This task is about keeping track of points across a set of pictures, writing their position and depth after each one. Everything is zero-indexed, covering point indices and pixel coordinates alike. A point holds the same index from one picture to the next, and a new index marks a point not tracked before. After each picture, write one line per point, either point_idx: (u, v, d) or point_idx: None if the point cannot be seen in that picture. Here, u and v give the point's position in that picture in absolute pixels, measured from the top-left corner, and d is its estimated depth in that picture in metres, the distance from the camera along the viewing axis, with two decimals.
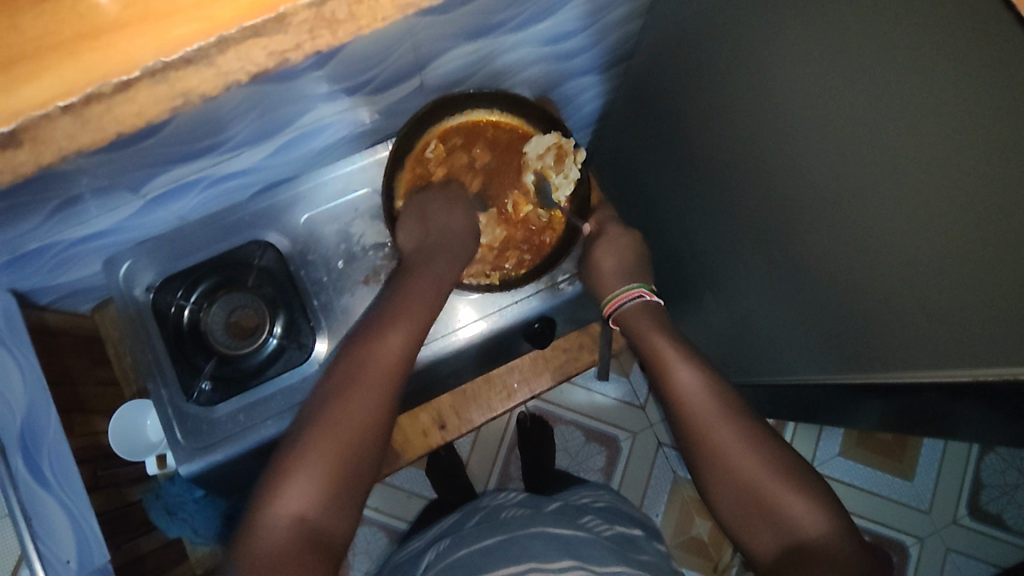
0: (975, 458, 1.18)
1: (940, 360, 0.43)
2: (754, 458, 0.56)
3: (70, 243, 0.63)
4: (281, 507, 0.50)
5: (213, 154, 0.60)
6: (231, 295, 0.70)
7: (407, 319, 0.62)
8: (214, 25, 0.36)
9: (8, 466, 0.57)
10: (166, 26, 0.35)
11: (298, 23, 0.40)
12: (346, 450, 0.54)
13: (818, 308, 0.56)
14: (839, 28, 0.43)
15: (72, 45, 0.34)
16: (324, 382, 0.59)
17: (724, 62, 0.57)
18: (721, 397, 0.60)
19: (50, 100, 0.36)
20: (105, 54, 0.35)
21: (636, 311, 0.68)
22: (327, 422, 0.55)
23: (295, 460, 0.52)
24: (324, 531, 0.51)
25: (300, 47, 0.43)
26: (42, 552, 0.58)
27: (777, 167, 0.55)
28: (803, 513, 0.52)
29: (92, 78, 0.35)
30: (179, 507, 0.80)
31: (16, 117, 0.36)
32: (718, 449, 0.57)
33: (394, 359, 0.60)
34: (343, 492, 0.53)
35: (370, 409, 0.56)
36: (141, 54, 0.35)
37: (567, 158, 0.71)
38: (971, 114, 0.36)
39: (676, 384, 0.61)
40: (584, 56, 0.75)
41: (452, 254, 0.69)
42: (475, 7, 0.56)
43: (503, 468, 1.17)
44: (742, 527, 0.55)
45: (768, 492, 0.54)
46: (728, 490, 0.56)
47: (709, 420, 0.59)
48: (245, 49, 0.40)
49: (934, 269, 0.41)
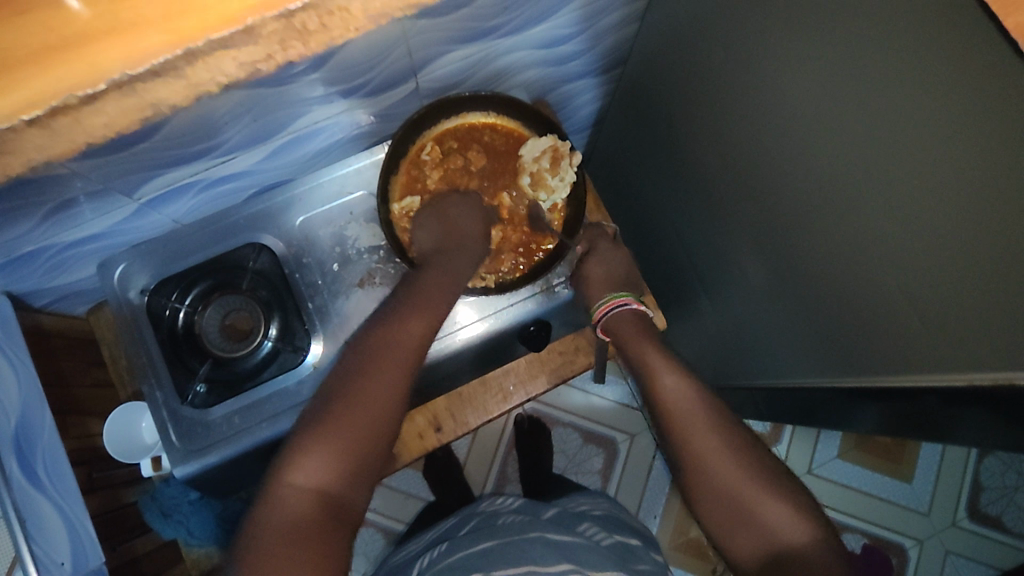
0: (974, 460, 1.18)
1: (933, 366, 0.43)
2: (734, 462, 0.56)
3: (65, 245, 0.63)
4: (301, 481, 0.50)
5: (208, 157, 0.60)
6: (226, 296, 0.70)
7: (427, 307, 0.63)
8: (181, 38, 0.33)
9: (5, 472, 0.58)
10: (136, 37, 0.33)
11: (269, 35, 0.36)
12: (367, 426, 0.54)
13: (813, 312, 0.55)
14: (833, 32, 0.43)
15: (42, 56, 0.32)
16: (347, 357, 0.59)
17: (718, 65, 0.57)
18: (704, 400, 0.60)
19: (16, 113, 0.33)
20: (72, 66, 0.33)
21: (620, 319, 0.69)
22: (349, 397, 0.55)
23: (318, 432, 0.53)
24: (341, 505, 0.51)
25: (274, 59, 0.39)
26: (36, 553, 0.58)
27: (771, 171, 0.54)
28: (783, 520, 0.52)
29: (58, 91, 0.33)
30: (175, 508, 0.78)
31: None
32: (701, 455, 0.57)
33: (412, 343, 0.60)
34: (362, 467, 0.53)
35: (392, 386, 0.56)
36: (109, 66, 0.33)
37: (563, 161, 0.70)
38: (964, 120, 0.36)
39: (659, 388, 0.62)
40: (579, 60, 0.75)
41: (460, 249, 0.68)
42: (469, 11, 0.55)
43: (501, 470, 1.17)
44: (725, 533, 0.55)
45: (746, 500, 0.54)
46: (711, 496, 0.56)
47: (688, 422, 0.58)
48: (214, 60, 0.36)
49: (926, 274, 0.41)
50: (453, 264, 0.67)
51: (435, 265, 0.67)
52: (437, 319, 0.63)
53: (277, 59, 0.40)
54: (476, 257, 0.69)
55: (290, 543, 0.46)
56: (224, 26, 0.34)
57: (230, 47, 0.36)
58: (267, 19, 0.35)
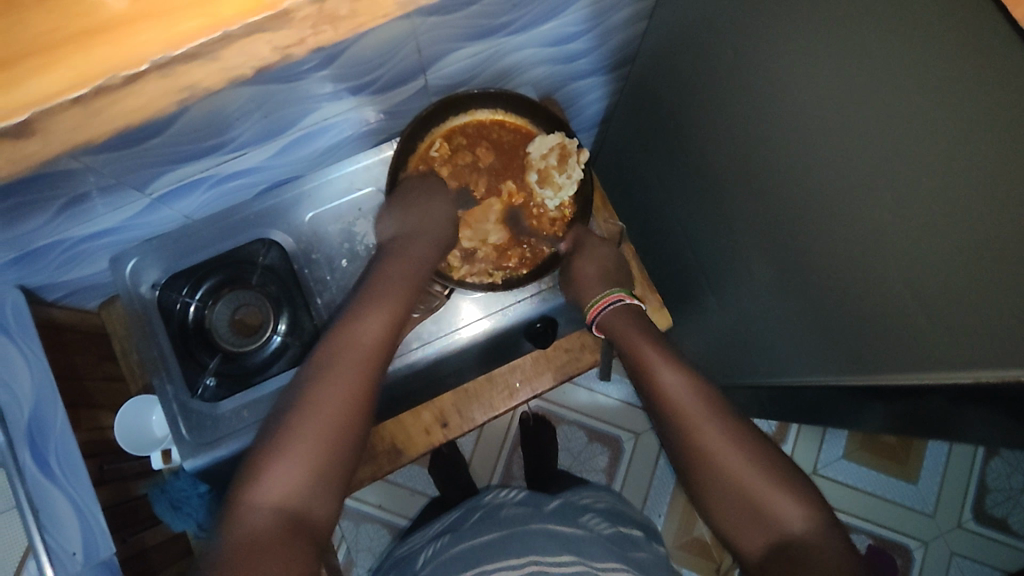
0: (980, 463, 1.19)
1: (940, 361, 0.43)
2: (741, 458, 0.56)
3: (78, 239, 0.64)
4: (259, 499, 0.50)
5: (218, 154, 0.61)
6: (236, 292, 0.71)
7: (386, 307, 0.64)
8: (218, 21, 0.34)
9: (15, 460, 0.59)
10: (170, 23, 0.34)
11: (302, 20, 0.37)
12: (325, 440, 0.54)
13: (819, 308, 0.56)
14: (841, 29, 0.43)
15: (80, 40, 0.33)
16: (304, 370, 0.60)
17: (726, 63, 0.57)
18: (704, 394, 0.60)
19: (61, 93, 0.34)
20: (112, 48, 0.34)
21: (613, 318, 0.70)
22: (304, 411, 0.55)
23: (274, 448, 0.53)
24: (304, 516, 0.51)
25: (305, 44, 0.40)
26: (50, 544, 0.61)
27: (779, 167, 0.55)
28: (790, 510, 0.53)
29: (102, 72, 0.34)
30: (184, 500, 0.78)
31: (28, 110, 0.34)
32: (712, 453, 0.57)
33: (368, 349, 0.61)
34: (323, 477, 0.53)
35: (348, 394, 0.57)
36: (148, 49, 0.34)
37: (570, 159, 0.70)
38: (969, 116, 0.37)
39: (661, 388, 0.61)
40: (587, 58, 0.75)
41: (428, 234, 0.70)
42: (478, 8, 0.56)
43: (506, 467, 1.17)
44: (732, 527, 0.55)
45: (755, 496, 0.54)
46: (717, 490, 0.56)
47: (695, 420, 0.59)
48: (249, 44, 0.37)
49: (933, 269, 0.42)
50: (414, 251, 0.69)
51: (396, 259, 0.69)
52: (398, 316, 0.64)
53: (309, 44, 0.40)
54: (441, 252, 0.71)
55: (247, 558, 0.46)
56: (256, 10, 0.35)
57: (265, 32, 0.37)
58: (301, 3, 0.36)
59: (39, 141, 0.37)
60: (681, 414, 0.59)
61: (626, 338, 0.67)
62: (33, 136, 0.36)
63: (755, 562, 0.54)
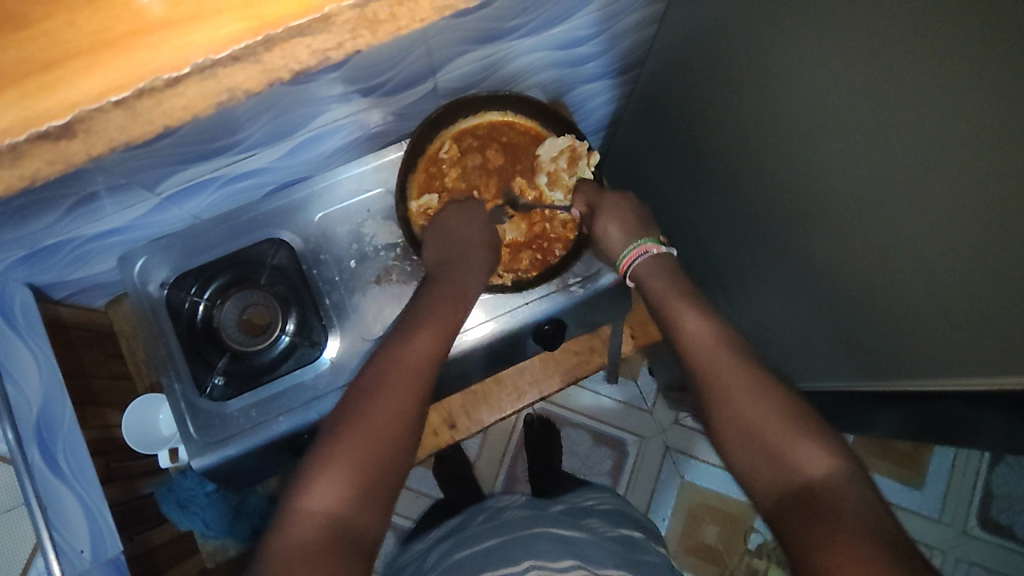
0: (985, 470, 1.19)
1: (958, 368, 0.43)
2: (766, 407, 0.54)
3: (88, 238, 0.64)
4: (308, 509, 0.51)
5: (228, 154, 0.61)
6: (244, 291, 0.71)
7: (433, 325, 0.64)
8: (262, 23, 0.33)
9: (26, 457, 0.58)
10: (216, 24, 0.32)
11: (342, 24, 0.34)
12: (373, 451, 0.54)
13: (830, 313, 0.56)
14: (855, 37, 0.44)
15: (123, 41, 0.32)
16: (358, 380, 0.60)
17: (740, 69, 0.58)
18: (727, 345, 0.60)
19: (104, 94, 0.32)
20: (157, 52, 0.32)
21: (649, 267, 0.68)
22: (356, 420, 0.56)
23: (325, 457, 0.53)
24: (355, 525, 0.51)
25: (343, 50, 0.36)
26: (57, 541, 0.59)
27: (792, 172, 0.55)
28: (808, 455, 0.51)
29: (145, 73, 0.32)
30: (192, 499, 0.80)
31: (71, 110, 0.32)
32: (728, 399, 0.56)
33: (417, 364, 0.60)
34: (374, 487, 0.53)
35: (399, 406, 0.57)
36: (193, 50, 0.32)
37: (580, 161, 0.71)
38: (982, 126, 0.37)
39: (686, 332, 0.62)
40: (595, 61, 0.75)
41: (465, 260, 0.69)
42: (490, 11, 0.56)
43: (510, 470, 1.17)
44: (748, 469, 0.54)
45: (772, 441, 0.53)
46: (735, 435, 0.55)
47: (719, 369, 0.58)
48: (290, 48, 0.34)
49: (948, 277, 0.42)
50: (458, 278, 0.68)
51: (442, 284, 0.68)
52: (433, 329, 0.63)
53: (347, 49, 0.37)
54: (483, 273, 0.70)
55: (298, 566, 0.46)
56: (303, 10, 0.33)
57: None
58: (345, 6, 0.34)
59: None
60: (703, 370, 0.59)
61: (662, 295, 0.65)
62: None
63: (770, 508, 0.51)
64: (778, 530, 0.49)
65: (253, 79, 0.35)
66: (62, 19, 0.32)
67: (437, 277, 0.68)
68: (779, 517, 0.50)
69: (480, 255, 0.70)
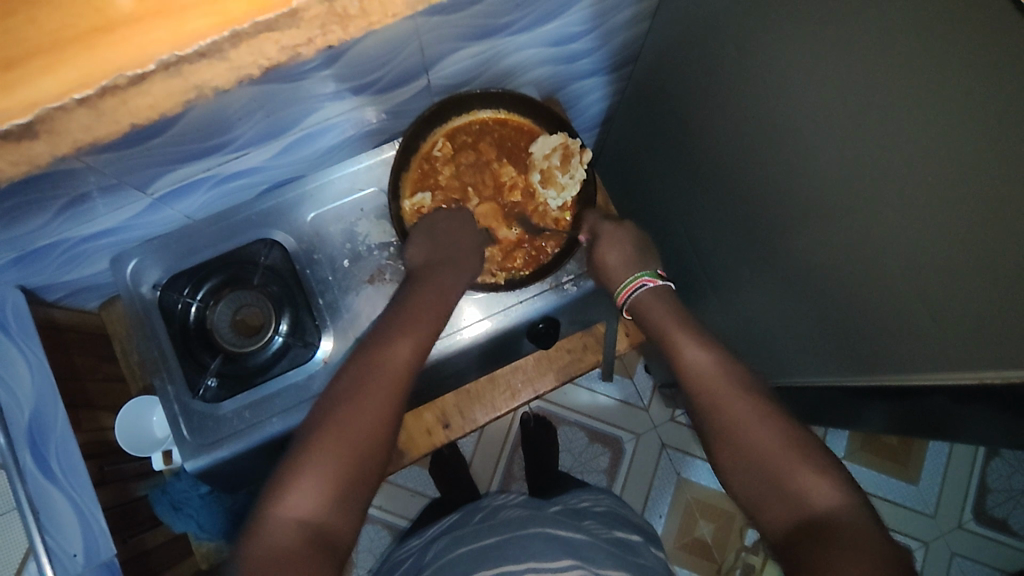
0: (981, 463, 1.19)
1: (950, 363, 0.42)
2: (770, 437, 0.54)
3: (78, 240, 0.63)
4: (286, 513, 0.51)
5: (221, 153, 0.60)
6: (238, 292, 0.71)
7: (417, 329, 0.64)
8: (229, 20, 0.34)
9: (16, 460, 0.58)
10: (181, 21, 0.33)
11: (310, 19, 0.38)
12: (351, 457, 0.54)
13: (822, 310, 0.55)
14: (846, 28, 0.43)
15: (87, 37, 0.32)
16: (332, 387, 0.60)
17: (729, 63, 0.57)
18: (731, 375, 0.60)
19: (66, 92, 0.34)
20: (120, 48, 0.33)
21: (649, 300, 0.68)
22: (334, 427, 0.55)
23: (302, 463, 0.53)
24: (331, 531, 0.51)
25: (312, 44, 0.41)
26: (49, 546, 0.59)
27: (784, 167, 0.55)
28: (812, 484, 0.51)
29: (107, 71, 0.34)
30: (185, 502, 0.80)
31: (32, 109, 0.34)
32: (736, 428, 0.56)
33: (398, 370, 0.60)
34: (353, 493, 0.54)
35: (375, 415, 0.57)
36: (156, 48, 0.34)
37: (573, 159, 0.70)
38: (971, 119, 0.37)
39: (690, 362, 0.62)
40: (588, 58, 0.75)
41: (452, 261, 0.69)
42: (481, 8, 0.56)
43: (507, 469, 1.17)
44: (756, 500, 0.53)
45: (777, 465, 0.53)
46: (739, 463, 0.55)
47: (728, 402, 0.58)
48: (257, 43, 0.38)
49: (942, 270, 0.41)
50: (439, 278, 0.68)
51: (431, 287, 0.67)
52: (414, 329, 0.64)
53: (316, 43, 0.42)
54: (468, 273, 0.70)
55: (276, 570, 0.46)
56: (267, 10, 0.35)
57: (275, 30, 0.37)
58: (311, 2, 0.36)
59: (56, 140, 0.38)
60: (704, 398, 0.60)
61: (665, 327, 0.65)
62: (53, 130, 0.37)
63: (774, 538, 0.51)
64: (787, 558, 0.48)
65: (221, 74, 0.40)
66: (21, 15, 0.31)
67: (424, 277, 0.68)
68: (789, 546, 0.49)
69: (469, 259, 0.70)
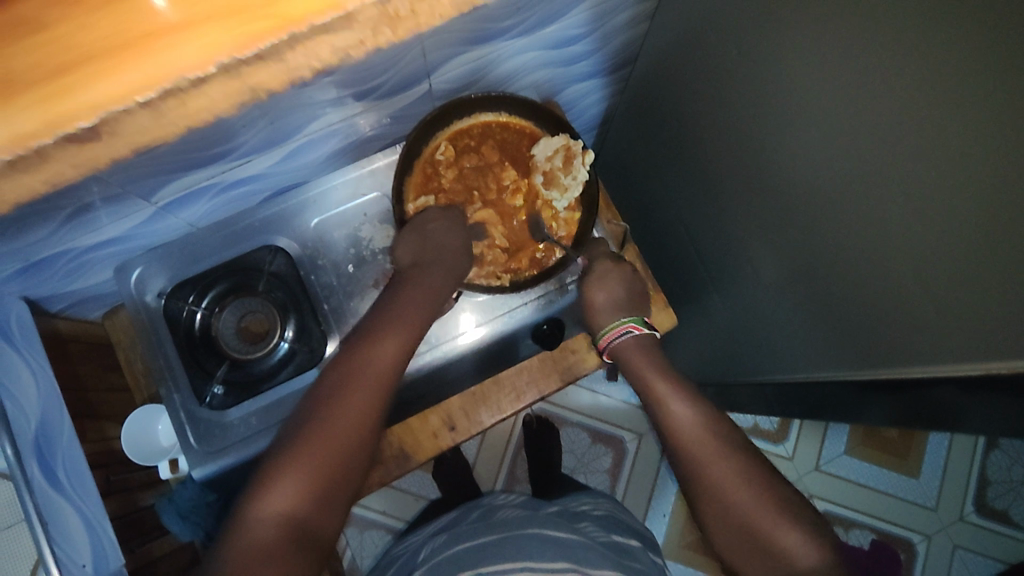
0: (981, 454, 1.20)
1: (954, 356, 0.43)
2: (751, 498, 0.58)
3: (83, 249, 0.63)
4: (264, 511, 0.51)
5: (225, 160, 0.61)
6: (242, 299, 0.71)
7: (399, 329, 0.64)
8: (285, 23, 0.36)
9: (25, 472, 0.58)
10: (238, 23, 0.35)
11: (364, 20, 0.39)
12: (331, 459, 0.55)
13: (826, 305, 0.56)
14: (845, 28, 0.44)
15: (145, 41, 0.35)
16: (317, 386, 0.60)
17: (730, 64, 0.58)
18: (713, 429, 0.64)
19: (126, 97, 0.35)
20: (182, 50, 0.35)
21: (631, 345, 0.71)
22: (321, 424, 0.56)
23: (286, 460, 0.54)
24: (308, 531, 0.52)
25: (364, 47, 0.41)
26: (60, 556, 0.59)
27: (786, 166, 0.55)
28: (793, 541, 0.55)
29: (169, 74, 0.35)
30: (193, 510, 0.76)
31: (93, 113, 0.35)
32: (715, 482, 0.60)
33: (381, 373, 0.61)
34: (331, 496, 0.55)
35: (359, 417, 0.58)
36: (216, 51, 0.36)
37: (575, 160, 0.70)
38: (974, 117, 0.37)
39: (673, 419, 0.66)
40: (587, 60, 0.76)
41: (441, 262, 0.69)
42: (482, 13, 0.56)
43: (510, 471, 1.17)
44: (735, 550, 0.58)
45: (754, 525, 0.57)
46: (720, 515, 0.59)
47: (710, 461, 0.62)
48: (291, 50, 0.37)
49: (947, 265, 0.42)
50: (428, 279, 0.68)
51: (424, 291, 0.68)
52: (408, 341, 0.64)
53: (368, 44, 0.41)
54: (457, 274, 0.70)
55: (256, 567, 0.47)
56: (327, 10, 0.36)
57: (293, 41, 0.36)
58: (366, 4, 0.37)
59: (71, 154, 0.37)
60: (688, 448, 0.63)
61: (644, 375, 0.70)
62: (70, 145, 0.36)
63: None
64: None
65: (251, 82, 0.39)
66: (76, 21, 0.34)
67: (409, 277, 0.69)
68: None
69: (456, 265, 0.70)
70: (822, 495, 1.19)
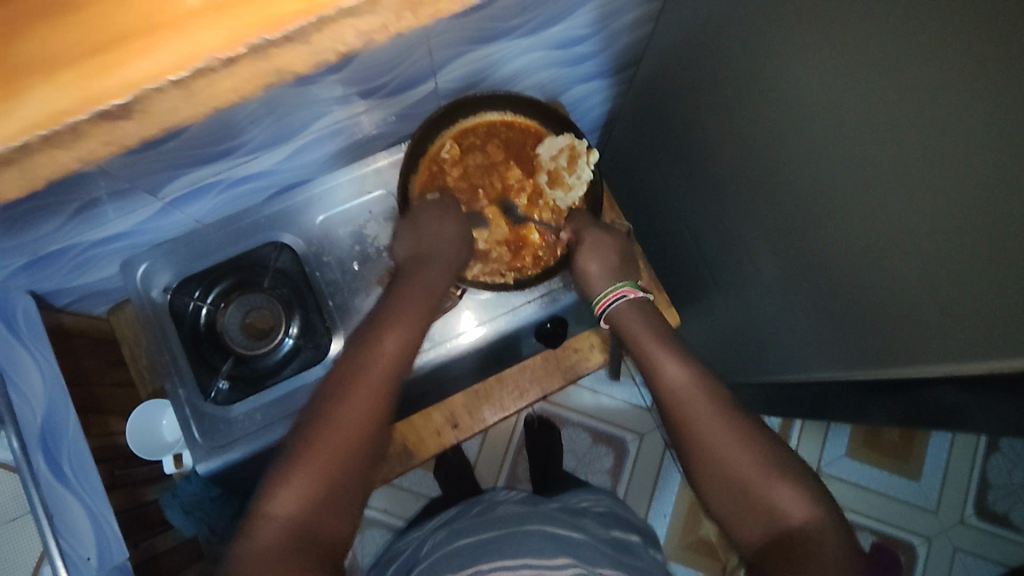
0: (981, 457, 1.20)
1: (957, 353, 0.43)
2: (749, 459, 0.55)
3: (91, 244, 0.64)
4: (273, 513, 0.51)
5: (232, 157, 0.61)
6: (248, 295, 0.72)
7: (407, 320, 0.63)
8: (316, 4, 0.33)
9: (31, 466, 0.58)
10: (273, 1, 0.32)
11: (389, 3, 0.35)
12: (341, 454, 0.54)
13: (828, 303, 0.57)
14: (848, 30, 0.44)
15: (176, 20, 0.31)
16: (328, 382, 0.60)
17: (735, 65, 0.59)
18: (707, 389, 0.59)
19: (162, 74, 0.31)
20: (214, 31, 0.31)
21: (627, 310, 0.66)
22: (329, 421, 0.56)
23: (293, 460, 0.54)
24: (319, 531, 0.52)
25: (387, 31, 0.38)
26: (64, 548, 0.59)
27: (789, 166, 0.56)
28: (789, 500, 0.53)
29: (202, 54, 0.32)
30: (197, 505, 0.76)
31: (131, 90, 0.32)
32: (708, 446, 0.56)
33: (388, 365, 0.59)
34: (343, 493, 0.54)
35: (368, 410, 0.57)
36: (247, 32, 0.32)
37: (579, 159, 0.72)
38: (977, 117, 0.38)
39: (665, 379, 0.60)
40: (591, 61, 0.76)
41: (441, 256, 0.68)
42: (488, 12, 0.57)
43: (511, 470, 1.18)
44: (728, 513, 0.55)
45: (751, 489, 0.54)
46: (716, 479, 0.56)
47: (705, 419, 0.57)
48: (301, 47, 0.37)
49: (950, 263, 0.42)
50: (425, 277, 0.67)
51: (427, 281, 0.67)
52: (412, 333, 0.63)
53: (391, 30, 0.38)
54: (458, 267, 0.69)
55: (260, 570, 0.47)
56: None
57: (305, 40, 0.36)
58: None
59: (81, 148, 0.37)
60: (677, 413, 0.59)
61: (637, 337, 0.64)
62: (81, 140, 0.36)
63: (746, 544, 0.55)
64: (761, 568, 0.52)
65: None
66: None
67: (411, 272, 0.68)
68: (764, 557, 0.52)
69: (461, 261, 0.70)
70: (852, 508, 1.19)
